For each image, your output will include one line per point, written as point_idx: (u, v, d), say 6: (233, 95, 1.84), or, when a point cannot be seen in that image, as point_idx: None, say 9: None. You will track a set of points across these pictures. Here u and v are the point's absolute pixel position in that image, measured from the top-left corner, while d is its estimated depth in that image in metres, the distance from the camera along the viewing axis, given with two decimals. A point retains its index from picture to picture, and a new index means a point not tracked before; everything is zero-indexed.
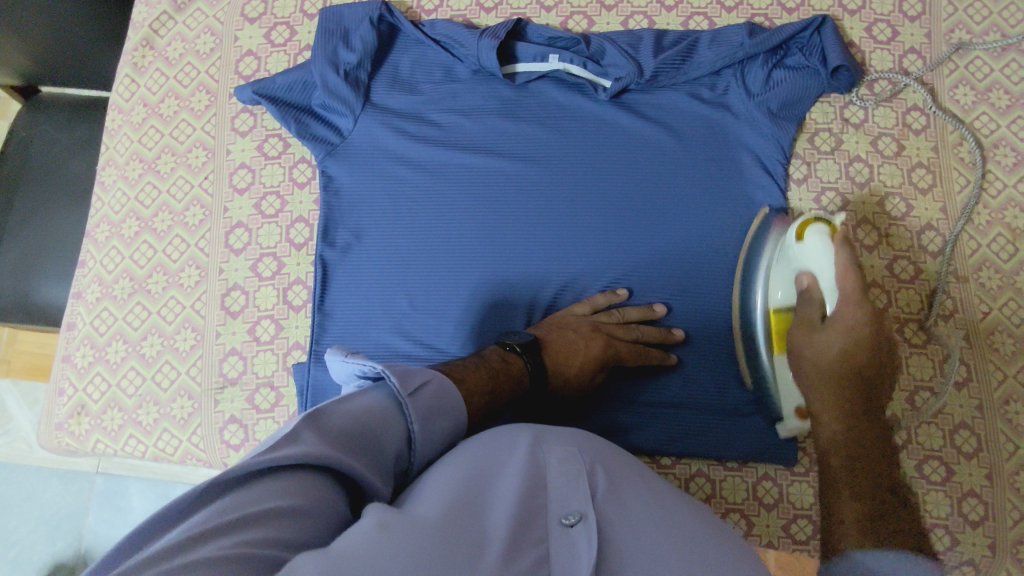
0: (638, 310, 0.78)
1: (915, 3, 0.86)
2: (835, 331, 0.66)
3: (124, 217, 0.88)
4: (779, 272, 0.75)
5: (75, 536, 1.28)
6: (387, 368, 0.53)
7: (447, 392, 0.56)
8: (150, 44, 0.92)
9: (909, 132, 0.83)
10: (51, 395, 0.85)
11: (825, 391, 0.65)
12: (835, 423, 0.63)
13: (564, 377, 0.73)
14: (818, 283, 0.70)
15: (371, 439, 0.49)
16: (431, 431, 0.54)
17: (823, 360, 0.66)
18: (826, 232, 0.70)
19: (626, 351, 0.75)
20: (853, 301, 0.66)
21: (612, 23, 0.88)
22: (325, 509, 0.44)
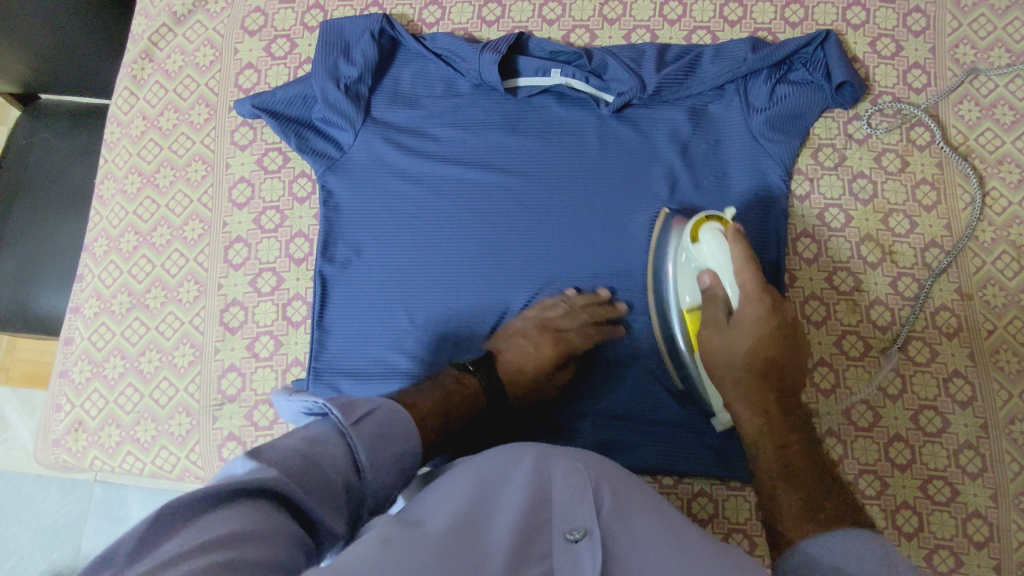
0: (585, 296, 0.78)
1: (920, 18, 0.86)
2: (743, 334, 0.66)
3: (123, 231, 0.87)
4: (682, 273, 0.74)
5: (73, 546, 1.27)
6: (329, 401, 0.54)
7: (396, 416, 0.56)
8: (150, 56, 0.91)
9: (914, 148, 0.83)
10: (48, 410, 0.84)
11: (748, 398, 0.66)
12: (756, 425, 0.65)
13: (521, 390, 0.75)
14: (720, 284, 0.69)
15: (315, 468, 0.49)
16: (382, 457, 0.53)
17: (733, 363, 0.66)
18: (720, 230, 0.69)
19: (580, 343, 0.77)
20: (754, 300, 0.66)
21: (615, 37, 0.88)
22: (286, 532, 0.43)
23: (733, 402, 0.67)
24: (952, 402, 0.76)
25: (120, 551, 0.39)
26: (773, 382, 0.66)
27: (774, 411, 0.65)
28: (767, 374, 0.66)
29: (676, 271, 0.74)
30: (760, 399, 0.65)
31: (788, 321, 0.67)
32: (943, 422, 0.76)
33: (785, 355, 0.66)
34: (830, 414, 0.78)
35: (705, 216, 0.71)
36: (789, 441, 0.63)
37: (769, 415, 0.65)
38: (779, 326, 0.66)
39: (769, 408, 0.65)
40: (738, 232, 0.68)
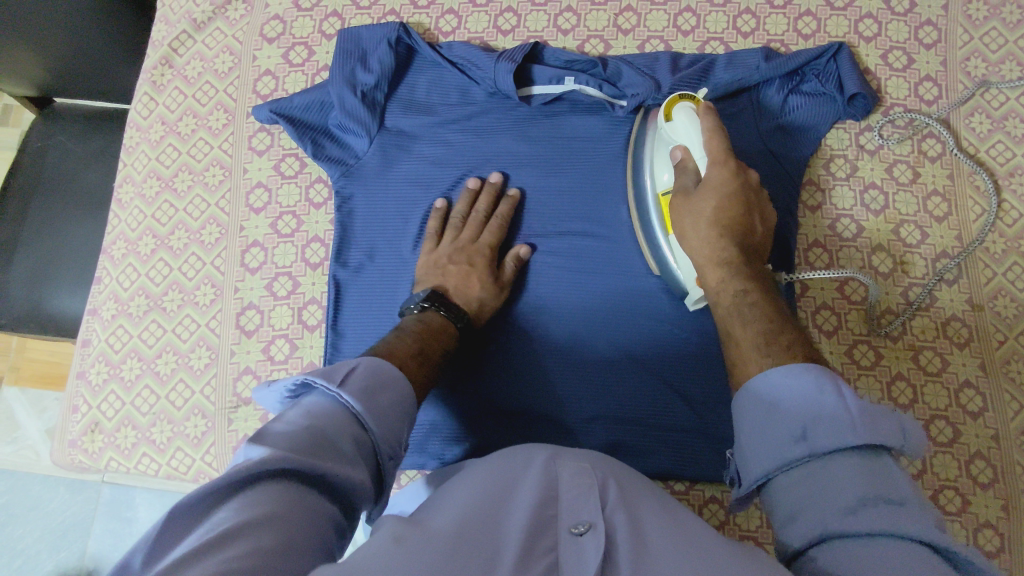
0: (463, 200, 0.84)
1: (931, 31, 0.86)
2: (709, 192, 0.67)
3: (141, 235, 0.88)
4: (657, 155, 0.76)
5: (80, 545, 1.28)
6: (310, 373, 0.55)
7: (376, 369, 0.59)
8: (169, 62, 0.93)
9: (925, 159, 0.83)
10: (65, 411, 0.85)
11: (710, 254, 0.66)
12: (720, 275, 0.65)
13: (489, 310, 0.79)
14: (690, 155, 0.71)
15: (323, 433, 0.50)
16: (378, 405, 0.56)
17: (703, 224, 0.67)
18: (691, 107, 0.71)
19: (496, 237, 0.81)
20: (720, 162, 0.68)
21: (629, 47, 0.89)
22: (308, 510, 0.45)
23: (700, 258, 0.67)
24: (963, 412, 0.77)
25: (134, 560, 0.40)
26: (737, 237, 0.66)
27: (740, 265, 0.65)
28: (732, 230, 0.66)
29: (654, 158, 0.77)
30: (725, 252, 0.65)
31: (752, 184, 0.69)
32: (954, 432, 0.76)
33: (749, 221, 0.67)
34: None
35: (678, 96, 0.74)
36: (752, 287, 0.63)
37: (733, 267, 0.65)
38: (745, 191, 0.68)
39: (731, 261, 0.65)
40: (710, 108, 0.70)
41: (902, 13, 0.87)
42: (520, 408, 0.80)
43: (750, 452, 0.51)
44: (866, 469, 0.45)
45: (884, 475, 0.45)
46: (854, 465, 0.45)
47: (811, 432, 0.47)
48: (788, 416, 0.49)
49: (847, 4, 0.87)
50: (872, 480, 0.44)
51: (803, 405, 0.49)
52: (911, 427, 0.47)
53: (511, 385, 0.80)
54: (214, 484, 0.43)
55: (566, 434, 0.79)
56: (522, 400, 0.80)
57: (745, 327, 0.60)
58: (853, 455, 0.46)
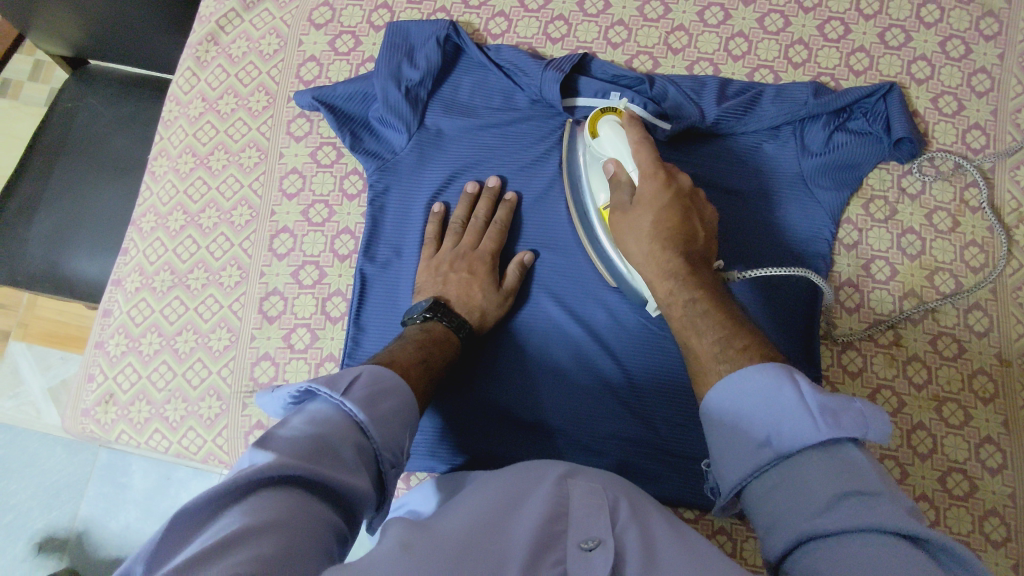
0: (462, 205, 0.83)
1: (985, 79, 0.85)
2: (644, 206, 0.68)
3: (171, 210, 0.88)
4: (593, 169, 0.77)
5: (71, 507, 1.27)
6: (312, 381, 0.54)
7: (379, 378, 0.58)
8: (215, 39, 0.92)
9: (966, 209, 0.83)
10: (80, 379, 0.85)
11: (659, 269, 0.66)
12: (669, 288, 0.65)
13: (492, 319, 0.79)
14: (623, 167, 0.72)
15: (324, 440, 0.49)
16: (379, 414, 0.54)
17: (642, 237, 0.68)
18: (615, 121, 0.74)
19: (497, 243, 0.81)
20: (651, 174, 0.69)
21: (677, 67, 0.88)
22: (311, 517, 0.44)
23: (651, 275, 0.67)
24: (981, 467, 0.76)
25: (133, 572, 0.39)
26: (680, 246, 0.66)
27: (687, 275, 0.65)
28: (674, 240, 0.66)
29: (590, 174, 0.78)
30: (671, 266, 0.65)
31: (686, 190, 0.69)
32: (970, 487, 0.76)
33: (691, 227, 0.68)
34: None
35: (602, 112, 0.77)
36: (703, 297, 0.63)
37: (680, 277, 0.65)
38: (678, 196, 0.68)
39: (676, 270, 0.65)
40: (634, 119, 0.73)
41: (957, 58, 0.86)
42: (536, 420, 0.79)
43: (723, 462, 0.52)
44: (838, 462, 0.46)
45: (849, 466, 0.46)
46: (826, 462, 0.47)
47: (776, 437, 0.49)
48: (752, 415, 0.51)
49: (901, 44, 0.86)
50: (846, 471, 0.46)
51: (767, 406, 0.50)
52: (868, 411, 0.48)
53: (527, 397, 0.79)
54: (217, 492, 0.42)
55: (580, 452, 0.78)
56: (538, 413, 0.79)
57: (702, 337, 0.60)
58: (821, 449, 0.47)
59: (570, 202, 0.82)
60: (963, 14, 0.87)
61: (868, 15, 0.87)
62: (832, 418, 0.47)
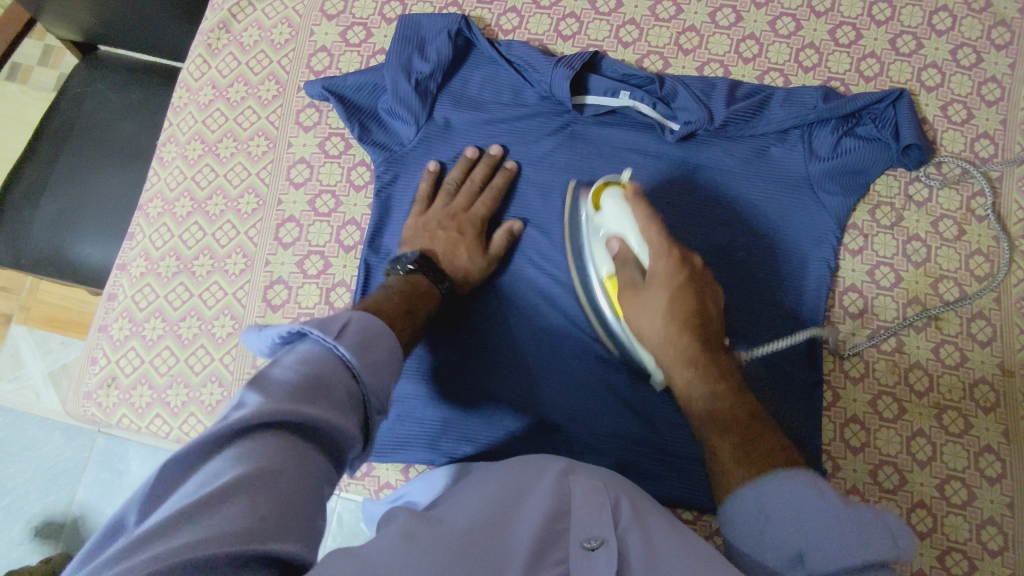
0: (458, 168, 0.85)
1: (995, 88, 0.85)
2: (656, 288, 0.69)
3: (178, 196, 0.88)
4: (597, 242, 0.77)
5: (69, 491, 1.28)
6: (305, 324, 0.53)
7: (370, 324, 0.56)
8: (227, 27, 0.93)
9: (972, 218, 0.82)
10: (83, 362, 0.85)
11: (675, 353, 0.67)
12: (687, 378, 0.66)
13: (474, 280, 0.80)
14: (630, 244, 0.72)
15: (315, 383, 0.48)
16: (370, 359, 0.54)
17: (658, 318, 0.68)
18: (619, 193, 0.74)
19: (488, 209, 0.83)
20: (662, 254, 0.69)
21: (688, 67, 0.88)
22: (302, 464, 0.44)
23: (668, 364, 0.68)
24: (980, 476, 0.76)
25: (127, 518, 0.40)
26: (696, 334, 0.67)
27: (704, 365, 0.66)
28: (689, 327, 0.67)
29: (593, 248, 0.78)
30: (687, 355, 0.66)
31: (697, 270, 0.70)
32: (968, 495, 0.76)
33: (704, 308, 0.68)
34: (856, 471, 0.77)
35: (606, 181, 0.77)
36: (724, 391, 0.64)
37: (700, 368, 0.66)
38: (691, 279, 0.69)
39: (696, 360, 0.66)
40: (637, 193, 0.73)
41: (967, 66, 0.86)
42: (536, 416, 0.79)
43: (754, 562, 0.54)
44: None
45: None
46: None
47: (807, 554, 0.49)
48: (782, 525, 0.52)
49: (912, 51, 0.86)
50: None
51: (797, 519, 0.51)
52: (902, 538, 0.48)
53: (528, 393, 0.80)
54: (209, 437, 0.42)
55: (580, 450, 0.78)
56: (539, 409, 0.79)
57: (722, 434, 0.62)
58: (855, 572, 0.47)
59: (573, 273, 0.81)
60: (974, 22, 0.87)
61: (880, 21, 0.87)
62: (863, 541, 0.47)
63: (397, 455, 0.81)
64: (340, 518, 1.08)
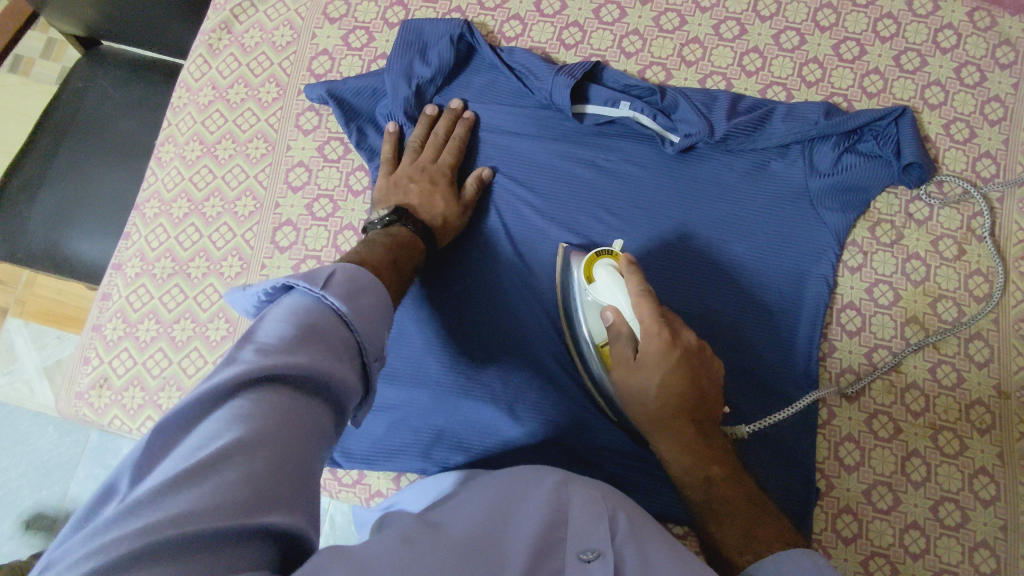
0: (419, 124, 0.84)
1: (998, 108, 0.85)
2: (649, 371, 0.67)
3: (176, 197, 0.88)
4: (589, 309, 0.73)
5: (60, 487, 1.27)
6: (292, 275, 0.51)
7: (357, 274, 0.54)
8: (228, 28, 0.92)
9: (972, 238, 0.82)
10: (76, 361, 0.85)
11: (669, 437, 0.67)
12: (682, 462, 0.66)
13: (452, 226, 0.80)
14: (622, 316, 0.68)
15: (308, 335, 0.47)
16: (362, 308, 0.52)
17: (649, 400, 0.67)
18: (611, 264, 0.71)
19: (454, 157, 0.83)
20: (654, 331, 0.66)
21: (690, 80, 0.88)
22: (301, 420, 0.43)
23: (663, 445, 0.67)
24: (974, 498, 0.76)
25: (119, 481, 0.38)
26: (691, 416, 0.67)
27: (699, 446, 0.66)
28: (685, 410, 0.66)
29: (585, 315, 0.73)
30: (681, 436, 0.67)
31: (690, 347, 0.68)
32: (962, 517, 0.75)
33: (699, 387, 0.67)
34: (850, 490, 0.77)
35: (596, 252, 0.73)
36: (718, 473, 0.65)
37: (695, 451, 0.66)
38: (683, 355, 0.67)
39: (692, 443, 0.66)
40: (630, 264, 0.70)
41: (971, 85, 0.85)
42: (530, 427, 0.78)
43: None
44: None
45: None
46: None
47: None
48: None
49: (916, 68, 0.86)
50: None
51: None
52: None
53: (521, 404, 0.79)
54: (203, 399, 0.41)
55: (573, 462, 0.78)
56: (532, 421, 0.78)
57: (722, 520, 0.62)
58: None
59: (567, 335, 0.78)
60: (979, 41, 0.86)
61: (885, 37, 0.87)
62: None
63: (388, 464, 0.81)
64: (332, 520, 1.08)
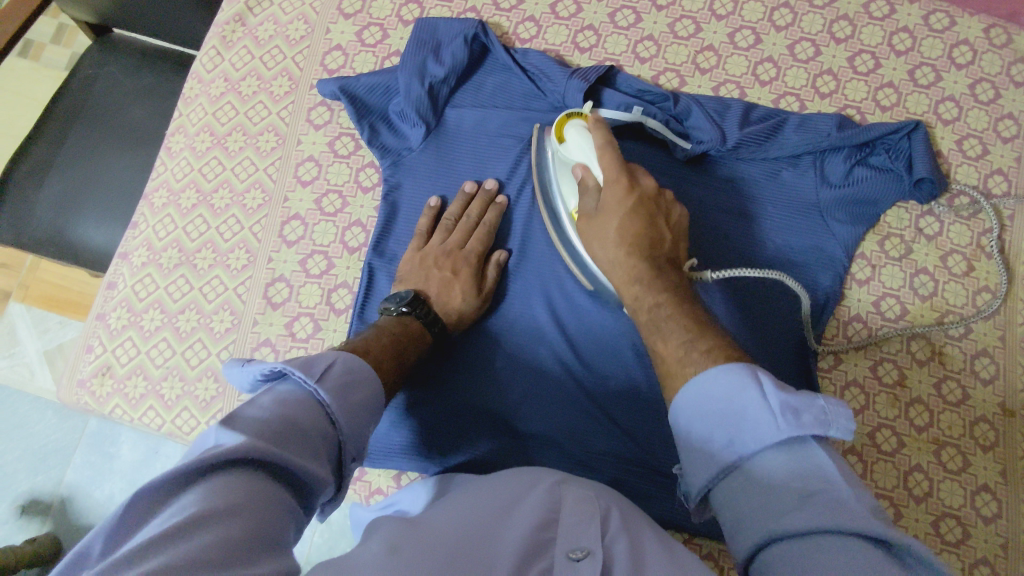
0: (456, 203, 0.83)
1: (1012, 125, 0.85)
2: (609, 212, 0.68)
3: (184, 187, 0.88)
4: (560, 173, 0.76)
5: (57, 472, 1.27)
6: (289, 363, 0.53)
7: (354, 367, 0.58)
8: (242, 20, 0.92)
9: (982, 254, 0.82)
10: (79, 349, 0.85)
11: (627, 277, 0.66)
12: (635, 293, 0.65)
13: (467, 320, 0.79)
14: (591, 173, 0.71)
15: (293, 426, 0.49)
16: (349, 405, 0.54)
17: (608, 244, 0.68)
18: (582, 126, 0.73)
19: (483, 245, 0.81)
20: (614, 180, 0.68)
21: (703, 87, 0.87)
22: (277, 502, 0.43)
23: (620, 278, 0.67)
24: (976, 515, 0.75)
25: (92, 546, 0.38)
26: (648, 252, 0.66)
27: (652, 280, 0.64)
28: (639, 248, 0.66)
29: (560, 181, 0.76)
30: (637, 271, 0.65)
31: (650, 193, 0.69)
32: (963, 533, 0.75)
33: (657, 229, 0.67)
34: None
35: (567, 116, 0.76)
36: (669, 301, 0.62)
37: (648, 282, 0.64)
38: (644, 200, 0.68)
39: (644, 276, 0.65)
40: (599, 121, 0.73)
41: (985, 101, 0.85)
42: (532, 430, 0.78)
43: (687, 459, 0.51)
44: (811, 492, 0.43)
45: (811, 468, 0.44)
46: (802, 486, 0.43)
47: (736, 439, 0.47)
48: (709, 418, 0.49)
49: (930, 83, 0.86)
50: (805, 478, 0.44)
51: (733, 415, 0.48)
52: (830, 404, 0.46)
53: (524, 405, 0.79)
54: (185, 472, 0.42)
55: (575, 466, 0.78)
56: (534, 424, 0.78)
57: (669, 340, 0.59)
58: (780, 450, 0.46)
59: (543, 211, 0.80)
60: (995, 58, 0.86)
61: (900, 51, 0.87)
62: (793, 416, 0.45)
63: (387, 462, 0.80)
64: (328, 516, 1.08)
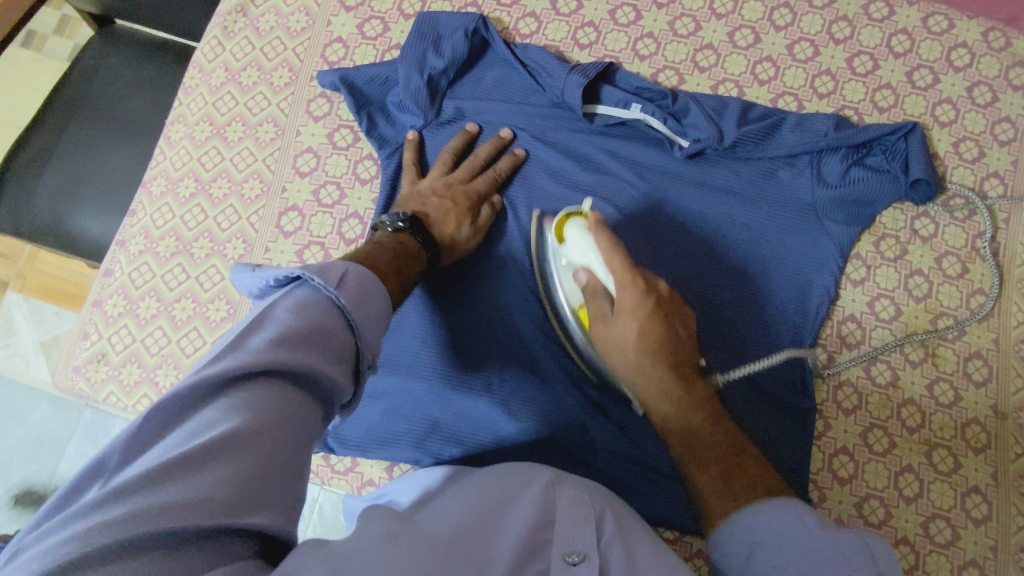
0: (459, 139, 0.84)
1: (1009, 128, 0.85)
2: (624, 322, 0.67)
3: (183, 176, 0.88)
4: (564, 274, 0.76)
5: (51, 462, 1.27)
6: (305, 267, 0.51)
7: (368, 277, 0.54)
8: (244, 11, 0.92)
9: (977, 256, 0.82)
10: (75, 336, 0.85)
11: (653, 387, 0.66)
12: (665, 409, 0.65)
13: (460, 250, 0.79)
14: (595, 275, 0.71)
15: (314, 334, 0.47)
16: (368, 315, 0.52)
17: (628, 356, 0.67)
18: (582, 224, 0.74)
19: (485, 185, 0.82)
20: (627, 283, 0.68)
21: (702, 85, 0.88)
22: (293, 418, 0.43)
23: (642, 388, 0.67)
24: (965, 517, 0.75)
25: (111, 456, 0.38)
26: (669, 364, 0.66)
27: (678, 397, 0.64)
28: (658, 359, 0.66)
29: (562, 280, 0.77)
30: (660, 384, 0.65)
31: (663, 295, 0.69)
32: (953, 535, 0.75)
33: (674, 335, 0.67)
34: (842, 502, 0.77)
35: (568, 213, 0.77)
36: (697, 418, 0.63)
37: (673, 397, 0.65)
38: (658, 307, 0.67)
39: (669, 391, 0.65)
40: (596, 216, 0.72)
41: (982, 104, 0.85)
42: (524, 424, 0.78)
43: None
44: None
45: None
46: None
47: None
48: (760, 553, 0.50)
49: (928, 85, 0.86)
50: None
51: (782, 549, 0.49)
52: (878, 547, 0.47)
53: (517, 399, 0.79)
54: (202, 385, 0.41)
55: (567, 460, 0.78)
56: (527, 417, 0.78)
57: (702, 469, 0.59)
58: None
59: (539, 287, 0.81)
60: (992, 61, 0.86)
61: (898, 52, 0.87)
62: (841, 557, 0.46)
63: (382, 452, 0.81)
64: (321, 509, 1.08)
